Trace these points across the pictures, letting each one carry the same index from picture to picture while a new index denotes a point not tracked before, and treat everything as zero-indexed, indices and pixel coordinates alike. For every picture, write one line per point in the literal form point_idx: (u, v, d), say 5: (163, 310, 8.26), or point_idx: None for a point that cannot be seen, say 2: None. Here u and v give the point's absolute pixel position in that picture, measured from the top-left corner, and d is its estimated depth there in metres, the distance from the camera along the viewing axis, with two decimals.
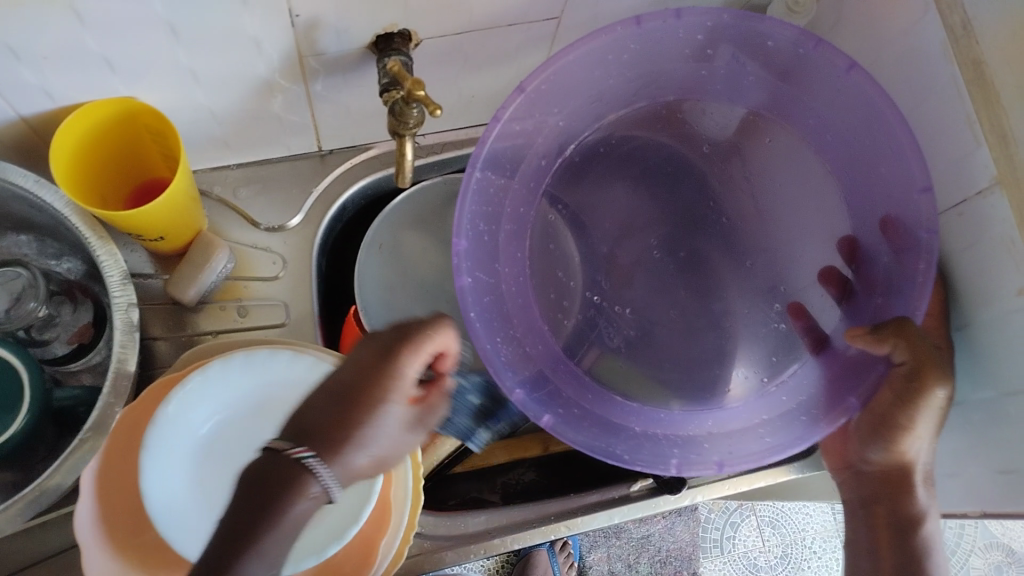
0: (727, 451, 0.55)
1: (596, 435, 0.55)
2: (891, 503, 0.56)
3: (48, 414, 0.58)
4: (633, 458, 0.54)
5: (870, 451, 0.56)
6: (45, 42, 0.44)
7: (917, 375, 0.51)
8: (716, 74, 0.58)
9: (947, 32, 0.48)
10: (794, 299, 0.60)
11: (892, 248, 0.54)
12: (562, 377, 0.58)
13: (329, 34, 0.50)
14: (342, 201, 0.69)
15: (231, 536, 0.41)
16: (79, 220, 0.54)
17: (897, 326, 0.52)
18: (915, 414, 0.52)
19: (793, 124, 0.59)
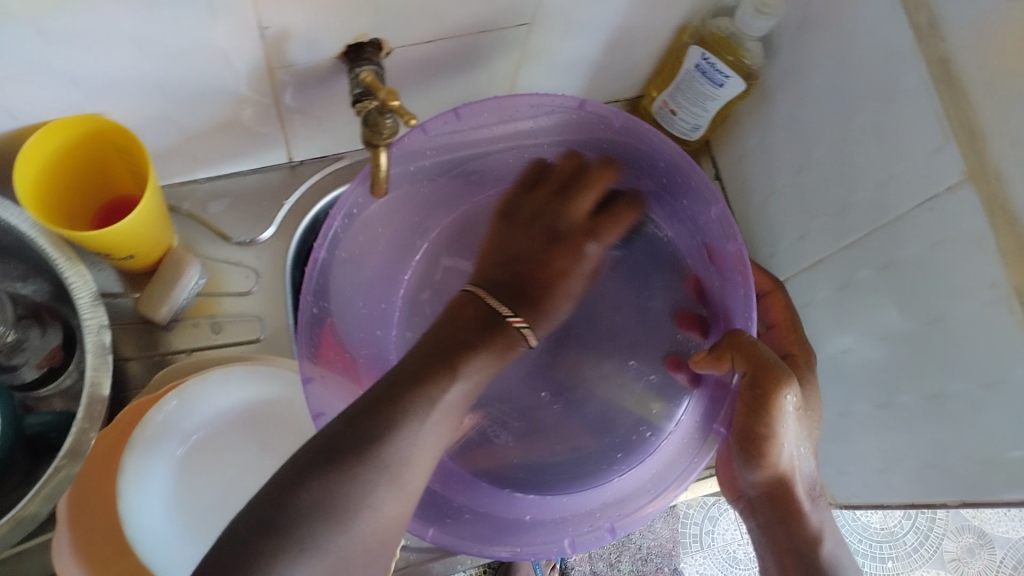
0: (616, 510, 0.57)
1: (481, 536, 0.55)
2: (787, 526, 0.53)
3: (20, 441, 0.56)
4: (524, 548, 0.55)
5: (749, 473, 0.53)
6: (4, 60, 0.42)
7: (761, 381, 0.49)
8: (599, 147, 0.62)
9: (914, 31, 0.50)
10: (670, 353, 0.62)
11: (722, 271, 0.59)
12: (453, 489, 0.58)
13: (299, 45, 0.49)
14: (315, 213, 0.67)
15: (442, 353, 0.49)
16: (46, 240, 0.53)
17: (734, 344, 0.52)
18: (772, 422, 0.49)
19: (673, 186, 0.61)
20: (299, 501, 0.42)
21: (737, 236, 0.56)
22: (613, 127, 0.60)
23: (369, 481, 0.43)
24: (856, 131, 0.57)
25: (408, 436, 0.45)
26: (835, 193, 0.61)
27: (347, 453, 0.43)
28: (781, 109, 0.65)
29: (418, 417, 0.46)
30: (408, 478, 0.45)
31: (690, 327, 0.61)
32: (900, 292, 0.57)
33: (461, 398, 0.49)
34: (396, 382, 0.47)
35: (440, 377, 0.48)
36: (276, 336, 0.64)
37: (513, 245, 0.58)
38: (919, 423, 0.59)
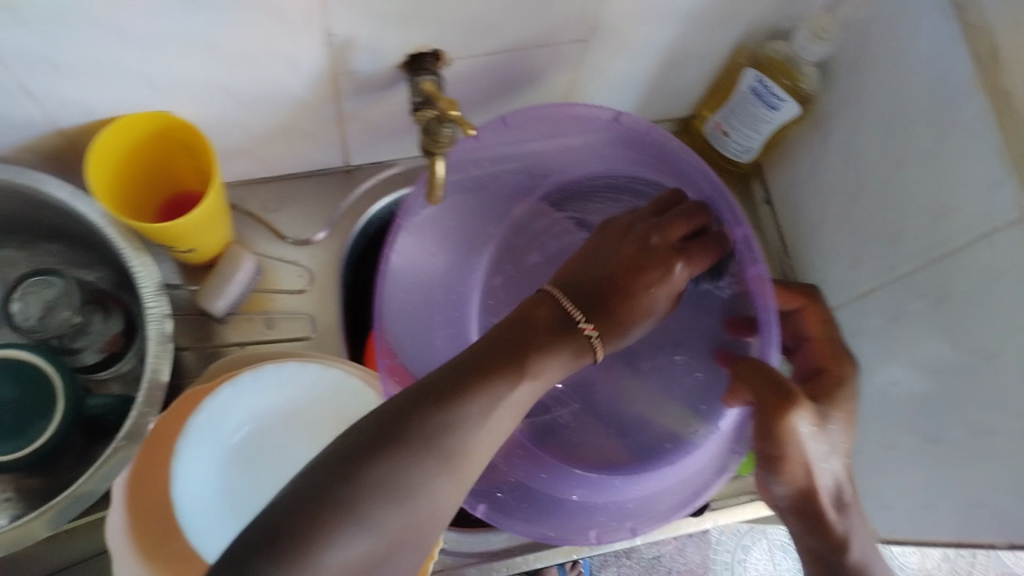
0: (646, 513, 0.56)
1: (528, 523, 0.56)
2: (815, 535, 0.52)
3: (78, 421, 0.59)
4: (558, 535, 0.56)
5: (773, 485, 0.52)
6: (88, 57, 0.44)
7: (769, 406, 0.50)
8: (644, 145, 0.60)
9: (976, 63, 0.50)
10: (721, 346, 0.59)
11: (755, 295, 0.56)
12: (513, 463, 0.57)
13: (364, 53, 0.51)
14: (369, 216, 0.69)
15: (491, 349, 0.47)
16: (116, 231, 0.55)
17: (742, 367, 0.52)
18: (784, 444, 0.50)
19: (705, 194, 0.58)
20: (361, 474, 0.39)
21: (758, 259, 0.55)
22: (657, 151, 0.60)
23: (430, 468, 0.41)
24: (912, 160, 0.57)
25: (468, 427, 0.43)
26: (890, 221, 0.60)
27: (417, 438, 0.41)
28: (837, 134, 0.65)
29: (484, 411, 0.44)
30: (467, 472, 0.43)
31: (740, 329, 0.59)
32: (952, 326, 0.56)
33: (527, 399, 0.47)
34: (453, 373, 0.45)
35: (510, 376, 0.46)
36: (324, 334, 0.65)
37: (606, 268, 0.54)
38: (966, 460, 0.58)
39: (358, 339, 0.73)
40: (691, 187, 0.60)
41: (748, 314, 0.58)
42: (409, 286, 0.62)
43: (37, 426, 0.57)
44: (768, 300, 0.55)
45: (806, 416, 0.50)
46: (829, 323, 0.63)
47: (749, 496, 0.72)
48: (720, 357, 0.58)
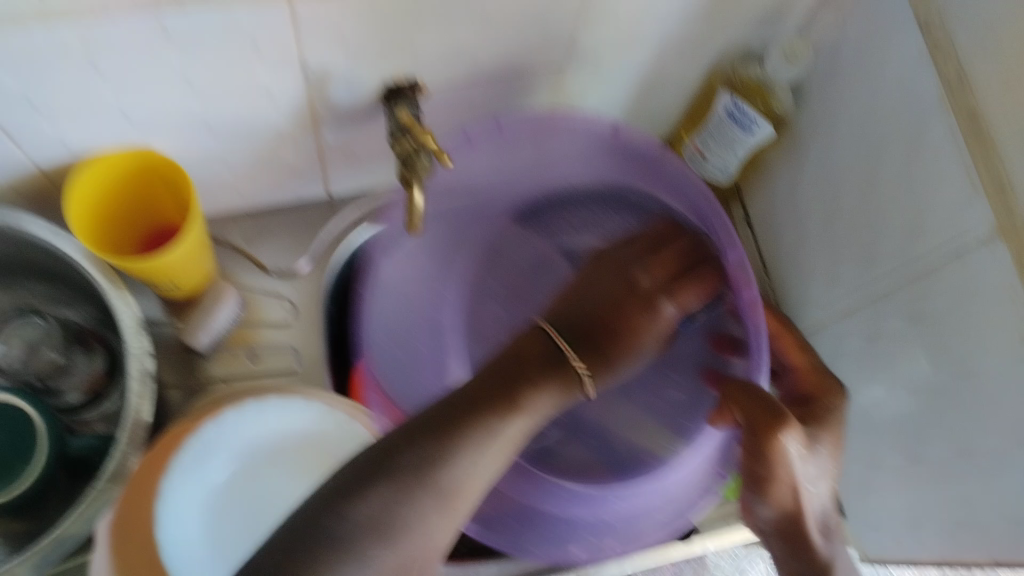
0: (626, 533, 0.58)
1: (507, 535, 0.57)
2: (802, 561, 0.51)
3: (61, 463, 0.59)
4: (538, 549, 0.57)
5: (759, 508, 0.52)
6: (62, 94, 0.45)
7: (758, 424, 0.50)
8: (628, 149, 0.60)
9: (942, 82, 0.51)
10: (705, 366, 0.63)
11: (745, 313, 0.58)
12: (499, 473, 0.58)
13: (340, 84, 0.51)
14: (353, 248, 0.69)
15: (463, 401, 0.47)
16: (95, 268, 0.55)
17: (732, 391, 0.54)
18: (772, 463, 0.49)
19: (706, 218, 0.59)
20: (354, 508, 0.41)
21: (751, 283, 0.55)
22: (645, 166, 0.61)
23: (427, 504, 0.43)
24: (885, 177, 0.57)
25: (461, 465, 0.44)
26: (865, 238, 0.61)
27: (410, 476, 0.43)
28: (811, 153, 0.66)
29: (477, 449, 0.45)
30: (462, 506, 0.44)
31: (725, 349, 0.62)
32: (928, 343, 0.56)
33: (518, 436, 0.47)
34: (451, 408, 0.46)
35: (502, 412, 0.47)
36: (311, 367, 0.65)
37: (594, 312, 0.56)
38: (947, 478, 0.58)
39: (345, 370, 0.73)
40: (676, 199, 0.62)
41: (735, 337, 0.62)
42: (403, 257, 0.64)
43: (19, 469, 0.57)
44: (758, 323, 0.56)
45: (795, 438, 0.50)
46: (803, 350, 0.63)
47: (737, 518, 0.72)
48: (706, 377, 0.62)
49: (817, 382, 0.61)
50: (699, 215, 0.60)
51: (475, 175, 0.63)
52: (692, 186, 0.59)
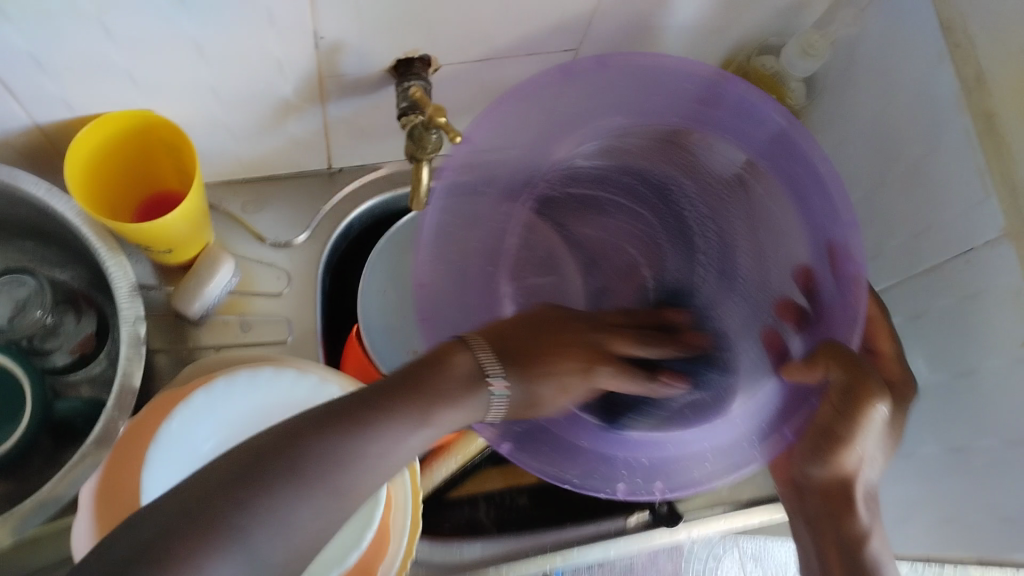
0: (672, 478, 0.55)
1: (547, 462, 0.56)
2: (836, 522, 0.55)
3: (47, 425, 0.58)
4: (583, 483, 0.55)
5: (813, 467, 0.54)
6: (66, 54, 0.43)
7: (857, 390, 0.51)
8: (718, 119, 0.58)
9: (959, 83, 0.50)
10: (767, 325, 0.60)
11: (837, 277, 0.53)
12: (552, 415, 0.58)
13: (351, 57, 0.50)
14: (350, 221, 0.68)
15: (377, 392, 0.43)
16: (91, 230, 0.53)
17: (828, 350, 0.52)
18: (856, 427, 0.51)
19: (780, 182, 0.57)
20: (229, 501, 0.35)
21: (857, 256, 0.51)
22: (785, 156, 0.55)
23: (302, 491, 0.38)
24: (895, 178, 0.57)
25: (355, 466, 0.40)
26: (869, 237, 0.61)
27: (286, 454, 0.38)
28: (821, 150, 0.65)
29: (377, 448, 0.41)
30: (349, 501, 0.40)
31: (789, 315, 0.58)
32: (930, 342, 0.57)
33: (419, 445, 0.44)
34: (366, 397, 0.43)
35: (411, 423, 0.43)
36: (302, 339, 0.64)
37: (523, 339, 0.53)
38: (940, 474, 0.59)
39: (337, 343, 0.72)
40: (743, 147, 0.58)
41: (804, 307, 0.57)
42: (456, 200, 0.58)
43: (6, 432, 0.56)
44: (859, 297, 0.51)
45: (881, 408, 0.51)
46: (892, 337, 0.58)
47: (723, 507, 0.71)
48: (767, 339, 0.60)
49: (892, 371, 0.57)
50: (774, 173, 0.57)
51: (480, 151, 0.56)
52: (778, 119, 0.54)
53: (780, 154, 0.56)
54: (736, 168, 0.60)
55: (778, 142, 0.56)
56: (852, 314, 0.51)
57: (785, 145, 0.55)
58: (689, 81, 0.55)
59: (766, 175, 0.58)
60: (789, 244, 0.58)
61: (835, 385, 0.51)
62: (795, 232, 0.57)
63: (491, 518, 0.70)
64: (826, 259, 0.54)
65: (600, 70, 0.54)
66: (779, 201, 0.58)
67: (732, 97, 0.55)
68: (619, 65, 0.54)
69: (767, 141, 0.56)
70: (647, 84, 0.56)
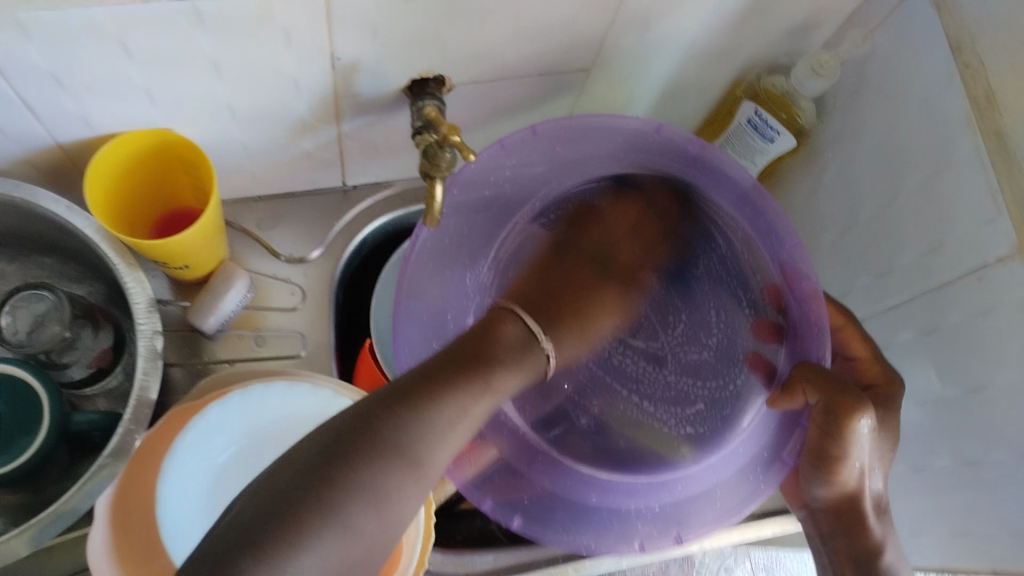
0: (681, 519, 0.57)
1: (564, 527, 0.57)
2: (849, 538, 0.54)
3: (64, 437, 0.58)
4: (599, 545, 0.57)
5: (818, 487, 0.54)
6: (88, 73, 0.44)
7: (837, 409, 0.50)
8: (701, 167, 0.57)
9: (970, 102, 0.51)
10: (749, 351, 0.62)
11: (797, 294, 0.56)
12: (529, 461, 0.60)
13: (366, 76, 0.51)
14: (363, 236, 0.69)
15: (424, 377, 0.44)
16: (109, 246, 0.54)
17: (806, 375, 0.52)
18: (846, 445, 0.50)
19: (763, 235, 0.58)
20: (325, 481, 0.37)
21: (810, 273, 0.53)
22: (755, 214, 0.57)
23: (389, 469, 0.40)
24: (905, 196, 0.58)
25: (430, 435, 0.42)
26: (880, 254, 0.61)
27: (369, 435, 0.40)
28: (830, 167, 0.66)
29: (451, 419, 0.43)
30: (429, 473, 0.42)
31: (768, 334, 0.61)
32: (942, 358, 0.57)
33: (485, 414, 0.46)
34: (424, 377, 0.45)
35: (473, 389, 0.46)
36: (316, 353, 0.64)
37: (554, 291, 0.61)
38: (953, 490, 0.59)
39: (350, 357, 0.72)
40: (725, 193, 0.58)
41: (780, 323, 0.60)
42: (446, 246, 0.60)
43: (22, 442, 0.56)
44: (819, 312, 0.54)
45: (868, 422, 0.50)
46: (863, 338, 0.59)
47: (734, 520, 0.71)
48: (753, 362, 0.61)
49: (876, 372, 0.58)
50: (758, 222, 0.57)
51: (484, 170, 0.57)
52: (744, 176, 0.55)
53: (751, 208, 0.57)
54: (731, 207, 0.59)
55: (734, 191, 0.57)
56: (817, 331, 0.54)
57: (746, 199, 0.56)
58: (659, 135, 0.55)
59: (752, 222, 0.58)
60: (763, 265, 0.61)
61: (818, 406, 0.51)
62: (773, 261, 0.59)
63: (504, 530, 0.71)
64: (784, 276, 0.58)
65: (574, 119, 0.55)
66: (767, 244, 0.58)
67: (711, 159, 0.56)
68: (598, 123, 0.56)
69: (738, 198, 0.57)
70: (631, 140, 0.58)
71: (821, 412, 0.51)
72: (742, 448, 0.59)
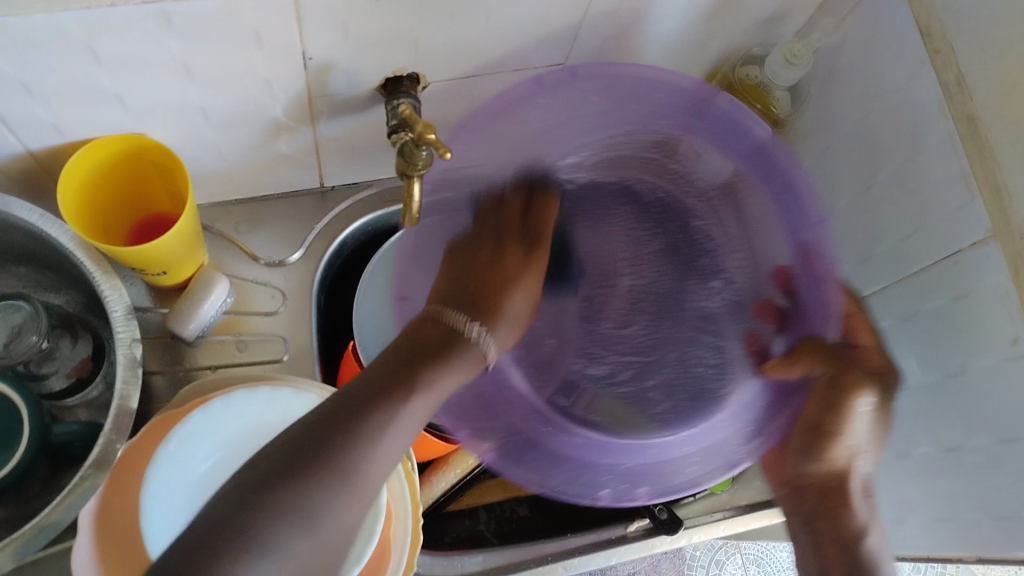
0: (659, 481, 0.55)
1: (536, 469, 0.55)
2: (830, 519, 0.56)
3: (45, 448, 0.57)
4: (568, 488, 0.55)
5: (807, 464, 0.56)
6: (58, 81, 0.44)
7: (843, 381, 0.54)
8: (709, 124, 0.60)
9: (942, 88, 0.51)
10: (749, 332, 0.60)
11: (813, 275, 0.57)
12: (530, 425, 0.57)
13: (340, 76, 0.51)
14: (343, 238, 0.69)
15: (372, 391, 0.45)
16: (84, 253, 0.53)
17: (811, 347, 0.55)
18: (844, 419, 0.54)
19: (765, 189, 0.60)
20: (254, 508, 0.38)
21: (830, 256, 0.55)
22: (765, 169, 0.59)
23: (329, 488, 0.40)
24: (882, 183, 0.58)
25: (355, 447, 0.42)
26: (858, 242, 0.62)
27: (306, 461, 0.41)
28: (808, 157, 0.66)
29: (379, 430, 0.43)
30: (366, 490, 0.42)
31: (768, 314, 0.60)
32: (922, 343, 0.57)
33: (419, 420, 0.46)
34: (362, 388, 0.45)
35: (404, 393, 0.46)
36: (299, 356, 0.64)
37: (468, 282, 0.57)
38: (937, 476, 0.59)
39: (333, 359, 0.72)
40: (731, 156, 0.61)
41: (785, 308, 0.59)
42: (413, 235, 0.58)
43: (3, 455, 0.56)
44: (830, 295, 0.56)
45: (868, 401, 0.55)
46: (869, 329, 0.57)
47: (724, 513, 0.71)
48: (753, 342, 0.60)
49: (880, 362, 0.56)
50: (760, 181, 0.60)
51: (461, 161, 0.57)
52: (761, 134, 0.57)
53: (763, 158, 0.59)
54: (727, 174, 0.63)
55: (749, 152, 0.59)
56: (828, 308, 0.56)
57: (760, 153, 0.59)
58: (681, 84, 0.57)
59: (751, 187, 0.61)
60: (767, 242, 0.61)
61: (818, 377, 0.55)
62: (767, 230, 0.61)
63: (493, 529, 0.72)
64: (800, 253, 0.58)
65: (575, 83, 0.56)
66: (761, 211, 0.61)
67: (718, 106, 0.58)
68: (586, 76, 0.56)
69: (746, 154, 0.60)
70: (637, 98, 0.59)
71: (826, 385, 0.55)
72: (728, 419, 0.56)
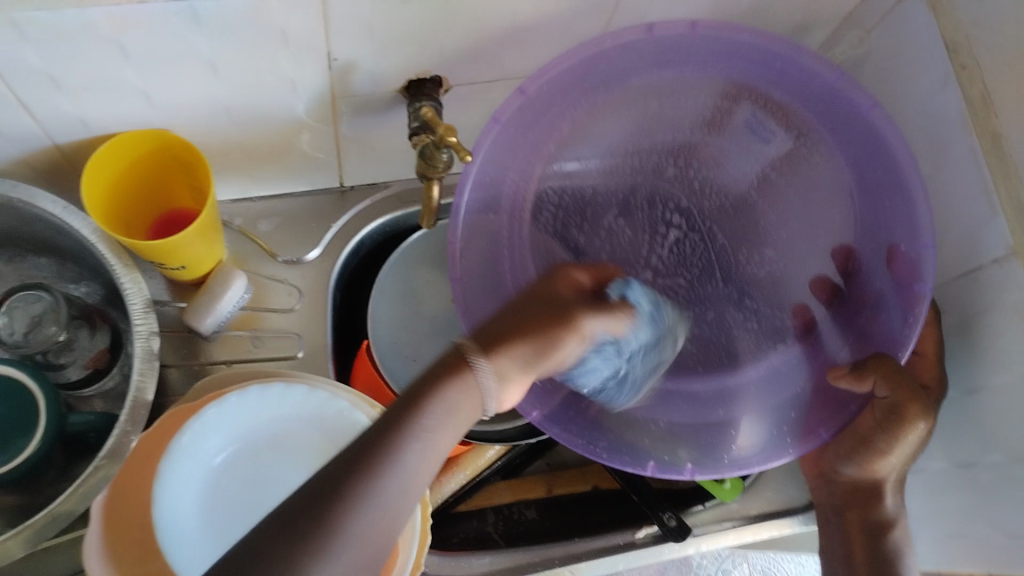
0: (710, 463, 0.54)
1: (582, 433, 0.55)
2: (861, 511, 0.60)
3: (60, 438, 0.58)
4: (611, 458, 0.54)
5: (846, 464, 0.60)
6: (85, 75, 0.44)
7: (903, 400, 0.54)
8: (779, 82, 0.56)
9: (966, 104, 0.51)
10: (800, 300, 0.60)
11: (895, 276, 0.54)
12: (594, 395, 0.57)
13: (364, 76, 0.51)
14: (360, 238, 0.69)
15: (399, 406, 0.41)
16: (106, 246, 0.54)
17: (879, 363, 0.53)
18: (894, 439, 0.56)
19: (831, 154, 0.57)
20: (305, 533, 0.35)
21: (925, 279, 0.51)
22: (831, 116, 0.56)
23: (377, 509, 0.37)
24: None
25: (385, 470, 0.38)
26: None
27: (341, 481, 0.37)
28: None
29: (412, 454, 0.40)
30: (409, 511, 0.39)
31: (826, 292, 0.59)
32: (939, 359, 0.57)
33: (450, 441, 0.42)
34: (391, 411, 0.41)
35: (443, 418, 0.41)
36: (314, 353, 0.64)
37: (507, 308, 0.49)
38: (951, 493, 0.59)
39: (347, 359, 0.72)
40: (790, 120, 0.58)
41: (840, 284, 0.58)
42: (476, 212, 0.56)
43: (19, 443, 0.56)
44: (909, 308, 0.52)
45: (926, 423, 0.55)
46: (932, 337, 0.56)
47: (733, 522, 0.70)
48: (801, 312, 0.60)
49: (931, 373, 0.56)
50: (825, 143, 0.57)
51: (506, 146, 0.55)
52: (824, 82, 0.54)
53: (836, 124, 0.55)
54: (780, 150, 0.60)
55: (828, 118, 0.56)
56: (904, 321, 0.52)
57: (838, 119, 0.55)
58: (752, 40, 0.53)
59: (815, 145, 0.58)
60: (830, 225, 0.59)
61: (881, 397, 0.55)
62: (836, 218, 0.58)
63: (499, 532, 0.71)
64: (886, 259, 0.55)
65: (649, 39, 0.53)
66: (817, 181, 0.59)
67: (791, 71, 0.55)
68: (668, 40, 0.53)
69: (815, 112, 0.56)
70: (692, 64, 0.56)
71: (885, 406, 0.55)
72: (770, 409, 0.56)
